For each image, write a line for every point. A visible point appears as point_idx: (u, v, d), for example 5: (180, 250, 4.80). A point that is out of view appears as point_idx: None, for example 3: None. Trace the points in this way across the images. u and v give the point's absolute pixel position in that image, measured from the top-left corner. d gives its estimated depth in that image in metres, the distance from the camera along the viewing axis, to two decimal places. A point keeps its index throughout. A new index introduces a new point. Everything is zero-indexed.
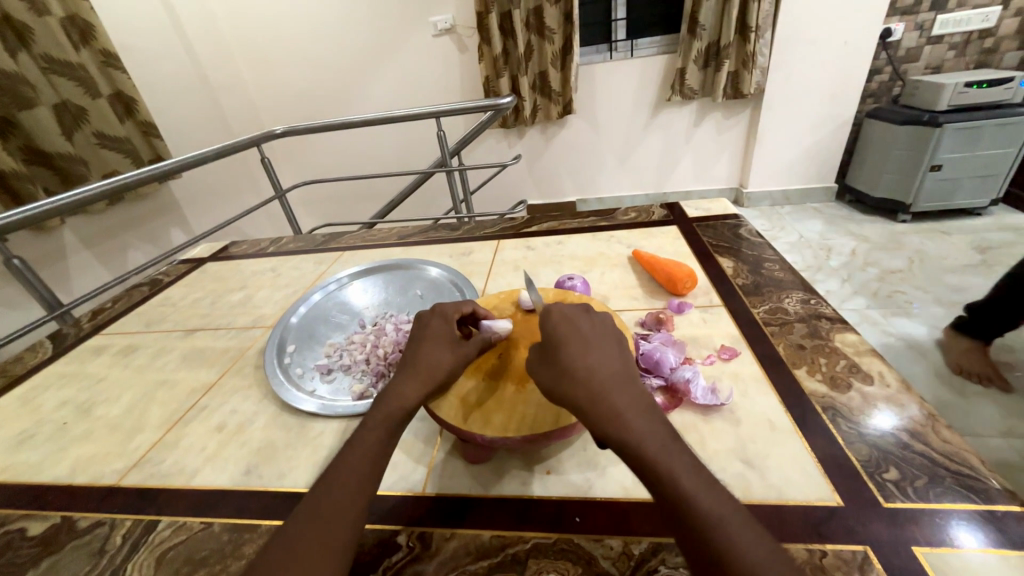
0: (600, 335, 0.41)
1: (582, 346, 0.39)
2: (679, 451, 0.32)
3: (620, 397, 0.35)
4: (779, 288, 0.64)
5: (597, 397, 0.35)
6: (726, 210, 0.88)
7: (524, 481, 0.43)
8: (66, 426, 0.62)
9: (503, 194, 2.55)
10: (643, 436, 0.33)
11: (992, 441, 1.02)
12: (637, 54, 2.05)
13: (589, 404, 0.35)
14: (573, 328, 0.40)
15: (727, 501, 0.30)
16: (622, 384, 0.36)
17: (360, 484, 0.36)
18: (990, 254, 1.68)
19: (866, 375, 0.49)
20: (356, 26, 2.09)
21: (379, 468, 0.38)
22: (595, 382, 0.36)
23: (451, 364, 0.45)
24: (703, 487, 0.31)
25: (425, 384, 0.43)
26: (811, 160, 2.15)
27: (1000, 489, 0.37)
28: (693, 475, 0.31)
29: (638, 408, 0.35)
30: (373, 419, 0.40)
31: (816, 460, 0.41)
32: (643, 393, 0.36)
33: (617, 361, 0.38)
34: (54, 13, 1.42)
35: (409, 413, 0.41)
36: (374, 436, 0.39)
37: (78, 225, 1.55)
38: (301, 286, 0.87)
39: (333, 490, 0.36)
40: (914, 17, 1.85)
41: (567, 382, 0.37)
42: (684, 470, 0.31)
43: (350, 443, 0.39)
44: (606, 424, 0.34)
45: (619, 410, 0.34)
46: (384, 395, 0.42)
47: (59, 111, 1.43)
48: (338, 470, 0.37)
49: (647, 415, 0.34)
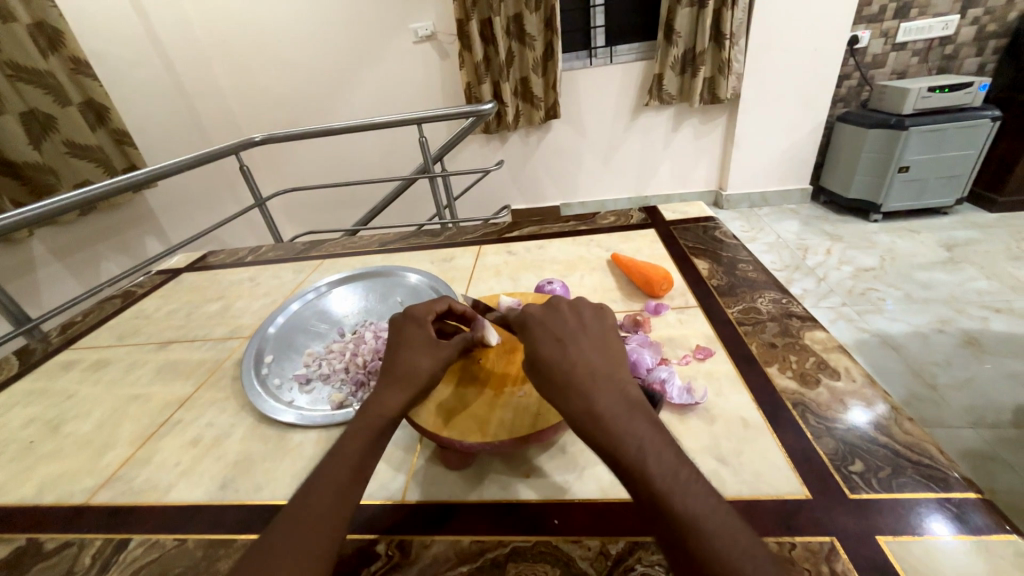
0: (584, 333, 0.41)
1: (563, 347, 0.39)
2: (659, 448, 0.33)
3: (599, 396, 0.36)
4: (753, 288, 0.66)
5: (576, 398, 0.36)
6: (702, 213, 0.90)
7: (502, 486, 0.44)
8: (33, 444, 0.60)
9: (487, 198, 2.56)
10: (621, 435, 0.33)
11: (961, 431, 1.06)
12: (616, 60, 2.09)
13: (568, 406, 0.36)
14: (556, 330, 0.41)
15: (705, 495, 0.30)
16: (604, 382, 0.37)
17: (342, 491, 0.36)
18: (956, 252, 1.75)
19: (833, 371, 0.51)
20: (336, 33, 2.08)
21: (360, 476, 0.38)
22: (575, 383, 0.37)
23: (430, 368, 0.45)
24: (681, 483, 0.31)
25: (407, 391, 0.43)
26: (787, 162, 2.21)
27: (958, 478, 0.38)
28: (671, 471, 0.31)
29: (618, 407, 0.35)
30: (354, 427, 0.40)
31: (785, 454, 0.42)
32: (625, 389, 0.37)
33: (601, 360, 0.39)
34: (20, 19, 1.38)
35: (390, 422, 0.41)
36: (355, 443, 0.39)
37: (47, 236, 1.51)
38: (280, 295, 0.86)
39: (314, 499, 0.35)
40: (879, 25, 1.93)
41: (549, 385, 0.38)
42: (661, 467, 0.32)
43: (332, 452, 0.39)
44: (584, 425, 0.35)
45: (598, 410, 0.35)
46: (366, 404, 0.43)
47: (26, 120, 1.39)
48: (319, 479, 0.37)
49: (626, 413, 0.35)
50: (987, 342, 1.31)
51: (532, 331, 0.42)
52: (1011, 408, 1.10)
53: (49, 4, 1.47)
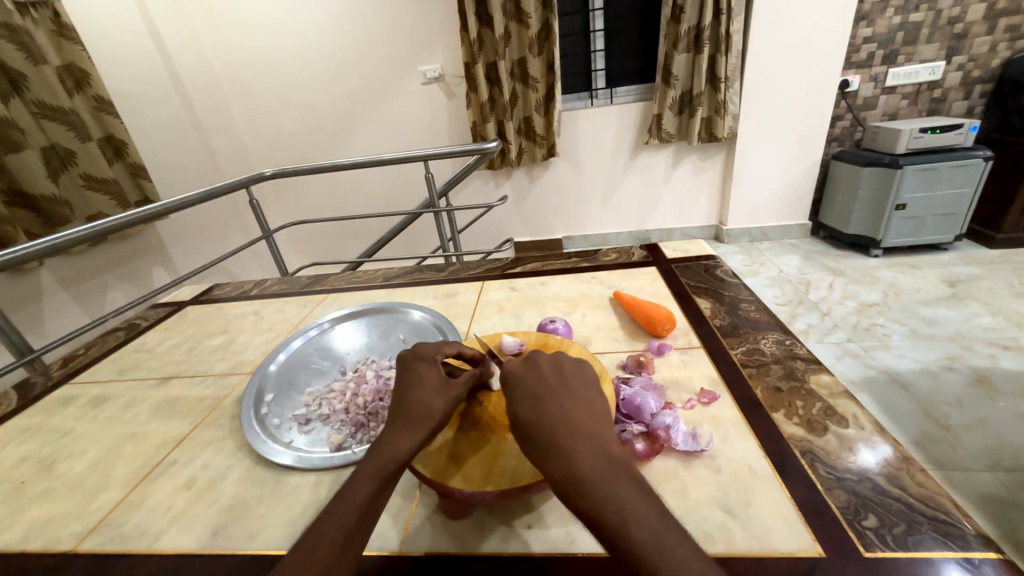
0: (562, 389, 0.41)
1: (542, 404, 0.39)
2: (644, 509, 0.32)
3: (579, 455, 0.35)
4: (756, 329, 0.66)
5: (556, 459, 0.35)
6: (703, 251, 0.91)
7: (503, 538, 0.42)
8: (24, 484, 0.59)
9: (491, 231, 2.59)
10: (601, 499, 0.33)
11: (978, 474, 1.03)
12: (616, 101, 2.17)
13: (547, 469, 0.35)
14: (535, 386, 0.41)
15: (693, 563, 0.29)
16: (584, 440, 0.36)
17: (346, 545, 0.35)
18: (960, 288, 1.75)
19: (841, 418, 0.50)
20: (348, 75, 2.18)
21: (365, 527, 0.37)
22: (555, 444, 0.36)
23: (441, 407, 0.44)
24: (667, 548, 0.30)
25: (419, 431, 0.42)
26: (785, 199, 2.25)
27: (975, 535, 0.37)
28: (656, 538, 0.31)
29: (600, 467, 0.35)
30: (364, 471, 0.40)
31: (796, 508, 0.40)
32: (606, 447, 0.36)
33: (581, 417, 0.38)
34: (50, 62, 1.46)
35: (401, 465, 0.40)
36: (364, 490, 0.38)
37: (57, 267, 1.53)
38: (284, 329, 0.86)
39: (318, 550, 0.35)
40: (868, 70, 2.01)
41: (530, 446, 0.37)
42: (646, 533, 0.31)
43: (340, 495, 0.38)
44: (565, 489, 0.34)
45: (578, 472, 0.34)
46: (376, 446, 0.42)
47: (47, 154, 1.44)
48: (324, 528, 0.36)
49: (607, 474, 0.34)
50: (998, 380, 1.29)
51: (512, 387, 0.42)
52: None
53: (80, 48, 1.57)
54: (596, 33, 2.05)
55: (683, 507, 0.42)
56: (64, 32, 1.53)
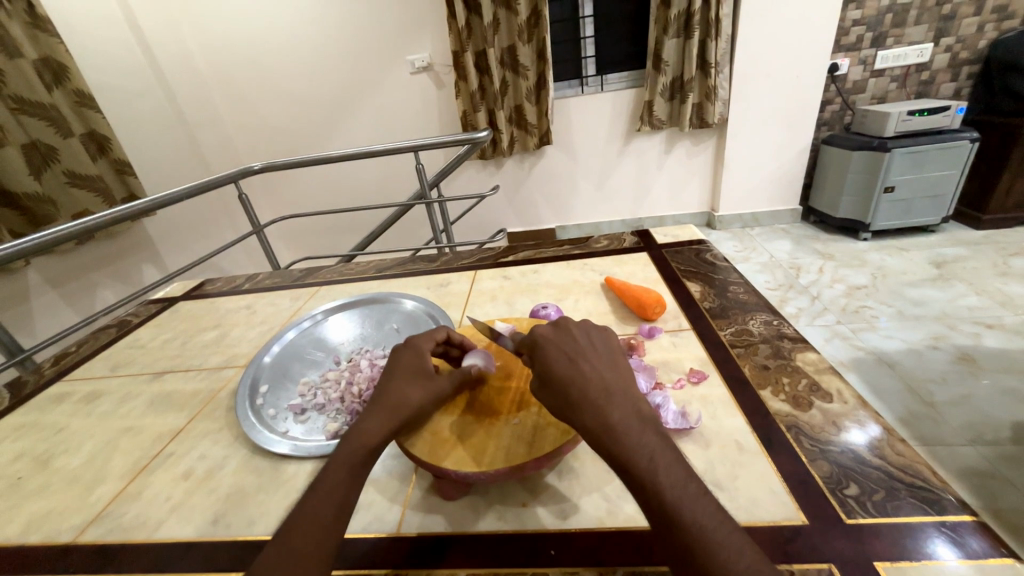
0: (594, 351, 0.42)
1: (575, 364, 0.40)
2: (670, 461, 0.33)
3: (611, 408, 0.36)
4: (744, 310, 0.67)
5: (589, 411, 0.37)
6: (693, 236, 0.92)
7: (499, 517, 0.43)
8: (21, 480, 0.59)
9: (484, 222, 2.59)
10: (631, 448, 0.34)
11: (961, 448, 1.05)
12: (607, 88, 2.16)
13: (581, 418, 0.37)
14: (568, 347, 0.42)
15: (713, 510, 0.31)
16: (617, 398, 0.37)
17: (322, 530, 0.36)
18: (947, 268, 1.78)
19: (826, 393, 0.51)
20: (334, 65, 2.15)
21: (343, 512, 0.37)
22: (588, 399, 0.37)
23: (420, 400, 0.45)
24: (690, 497, 0.31)
25: (393, 420, 0.43)
26: (776, 183, 2.26)
27: (952, 500, 0.38)
28: (681, 485, 0.32)
29: (631, 422, 0.36)
30: (337, 458, 0.40)
31: (781, 479, 0.42)
32: (636, 404, 0.37)
33: (612, 377, 0.39)
34: (26, 55, 1.43)
35: (374, 451, 0.41)
36: (337, 477, 0.39)
37: (45, 266, 1.51)
38: (278, 322, 0.86)
39: (297, 533, 0.35)
40: (857, 53, 2.01)
41: (560, 402, 0.39)
42: (671, 480, 0.32)
43: (317, 481, 0.39)
44: (596, 438, 0.36)
45: (611, 423, 0.35)
46: (351, 431, 0.42)
47: (28, 151, 1.41)
48: (301, 514, 0.37)
49: (636, 427, 0.35)
50: (982, 358, 1.31)
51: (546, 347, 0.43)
52: (1010, 424, 1.10)
53: (57, 41, 1.53)
54: (585, 19, 2.03)
55: None
56: (40, 24, 1.49)
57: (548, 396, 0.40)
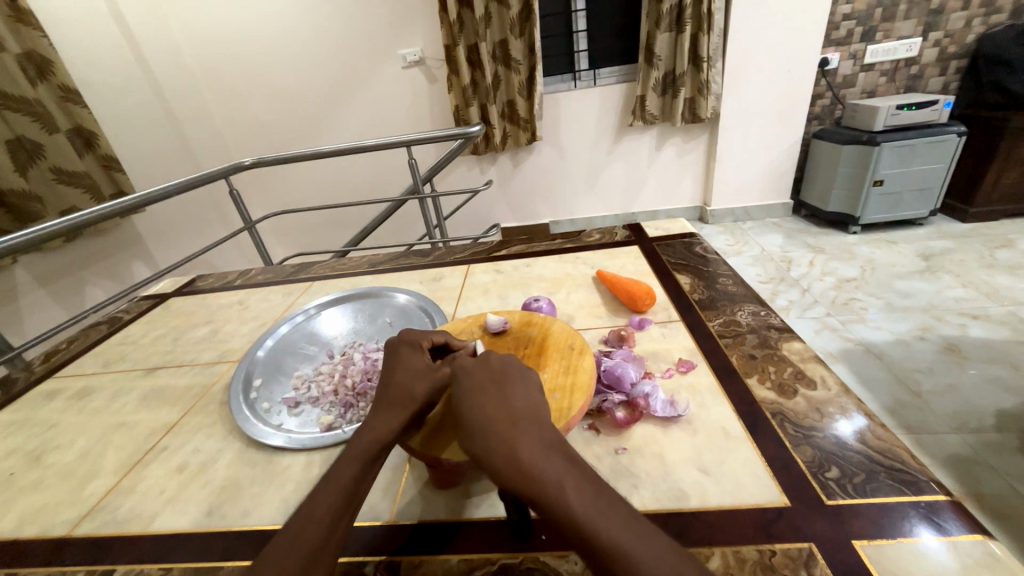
0: (506, 381, 0.41)
1: (484, 396, 0.40)
2: (583, 483, 0.33)
3: (518, 440, 0.35)
4: (733, 301, 0.68)
5: (497, 447, 0.35)
6: (683, 229, 0.93)
7: (490, 504, 0.44)
8: (13, 476, 0.59)
9: (478, 217, 2.59)
10: (541, 479, 0.33)
11: (946, 436, 1.08)
12: (599, 83, 2.16)
13: (490, 456, 0.35)
14: (479, 379, 0.42)
15: (630, 527, 0.30)
16: (525, 427, 0.37)
17: (329, 527, 0.36)
18: (934, 261, 1.80)
19: (810, 381, 0.52)
20: (325, 58, 2.13)
21: (353, 504, 0.38)
22: (496, 432, 0.36)
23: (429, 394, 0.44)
24: (606, 519, 0.30)
25: (402, 414, 0.43)
26: (769, 177, 2.28)
27: (928, 482, 0.40)
28: (596, 508, 0.31)
29: (539, 451, 0.35)
30: (348, 455, 0.41)
31: (765, 463, 0.43)
32: (544, 430, 0.37)
33: (522, 405, 0.39)
34: (9, 49, 1.40)
35: (385, 446, 0.42)
36: (349, 471, 0.39)
37: (32, 263, 1.50)
38: (270, 317, 0.86)
39: (309, 527, 0.36)
40: (847, 48, 2.03)
41: (471, 436, 0.37)
42: (586, 505, 0.31)
43: (327, 477, 0.39)
44: (505, 473, 0.34)
45: (519, 455, 0.34)
46: (361, 428, 0.43)
47: (13, 148, 1.39)
48: (311, 509, 0.37)
49: (546, 455, 0.34)
50: (967, 348, 1.34)
51: (461, 381, 0.42)
52: (994, 412, 1.12)
53: (40, 35, 1.51)
54: (578, 13, 2.02)
55: (661, 468, 0.44)
56: (22, 16, 1.46)
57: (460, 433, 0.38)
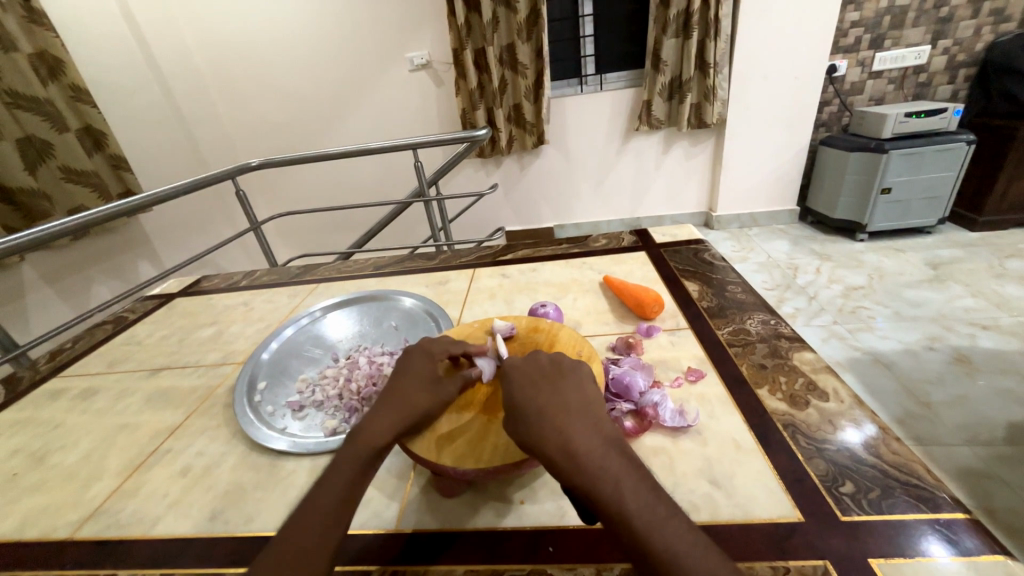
0: (561, 378, 0.42)
1: (538, 391, 0.40)
2: (638, 481, 0.33)
3: (573, 433, 0.36)
4: (742, 309, 0.67)
5: (552, 438, 0.36)
6: (691, 236, 0.92)
7: (496, 513, 0.43)
8: (16, 476, 0.59)
9: (482, 220, 2.58)
10: (593, 471, 0.33)
11: (956, 448, 1.06)
12: (606, 87, 2.16)
13: (545, 446, 0.35)
14: (533, 374, 0.42)
15: (684, 532, 0.30)
16: (581, 421, 0.37)
17: (328, 527, 0.36)
18: (943, 270, 1.78)
19: (822, 393, 0.51)
20: (333, 61, 2.14)
21: (349, 504, 0.38)
22: (550, 423, 0.37)
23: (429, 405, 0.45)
24: (660, 521, 0.31)
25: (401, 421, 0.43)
26: (776, 183, 2.27)
27: (945, 498, 0.39)
28: (650, 509, 0.31)
29: (594, 447, 0.35)
30: (344, 457, 0.40)
31: (777, 477, 0.42)
32: (597, 423, 0.38)
33: (577, 401, 0.39)
34: (22, 50, 1.42)
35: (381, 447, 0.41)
36: (344, 473, 0.39)
37: (40, 261, 1.51)
38: (275, 319, 0.86)
39: (305, 531, 0.35)
40: (855, 55, 2.02)
41: (522, 419, 0.38)
42: (639, 504, 0.31)
43: (322, 479, 0.39)
44: (559, 464, 0.35)
45: (573, 447, 0.35)
46: (356, 429, 0.43)
47: (23, 146, 1.40)
48: (307, 510, 0.37)
49: (600, 451, 0.35)
50: (977, 359, 1.32)
51: (512, 377, 0.42)
52: (1004, 424, 1.11)
53: (52, 35, 1.52)
54: (585, 18, 2.02)
55: (671, 480, 0.43)
56: (35, 17, 1.48)
57: (511, 423, 0.39)
